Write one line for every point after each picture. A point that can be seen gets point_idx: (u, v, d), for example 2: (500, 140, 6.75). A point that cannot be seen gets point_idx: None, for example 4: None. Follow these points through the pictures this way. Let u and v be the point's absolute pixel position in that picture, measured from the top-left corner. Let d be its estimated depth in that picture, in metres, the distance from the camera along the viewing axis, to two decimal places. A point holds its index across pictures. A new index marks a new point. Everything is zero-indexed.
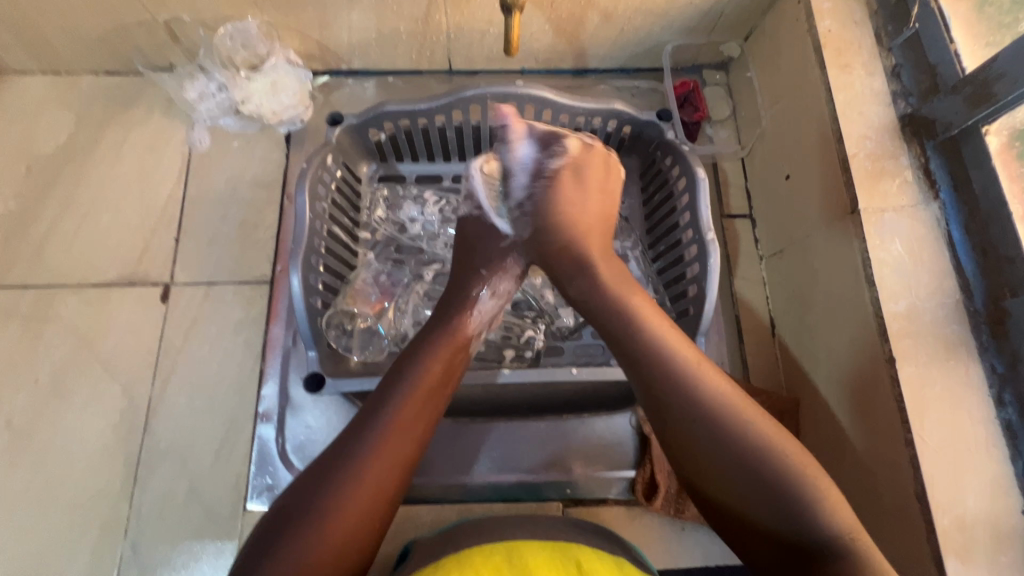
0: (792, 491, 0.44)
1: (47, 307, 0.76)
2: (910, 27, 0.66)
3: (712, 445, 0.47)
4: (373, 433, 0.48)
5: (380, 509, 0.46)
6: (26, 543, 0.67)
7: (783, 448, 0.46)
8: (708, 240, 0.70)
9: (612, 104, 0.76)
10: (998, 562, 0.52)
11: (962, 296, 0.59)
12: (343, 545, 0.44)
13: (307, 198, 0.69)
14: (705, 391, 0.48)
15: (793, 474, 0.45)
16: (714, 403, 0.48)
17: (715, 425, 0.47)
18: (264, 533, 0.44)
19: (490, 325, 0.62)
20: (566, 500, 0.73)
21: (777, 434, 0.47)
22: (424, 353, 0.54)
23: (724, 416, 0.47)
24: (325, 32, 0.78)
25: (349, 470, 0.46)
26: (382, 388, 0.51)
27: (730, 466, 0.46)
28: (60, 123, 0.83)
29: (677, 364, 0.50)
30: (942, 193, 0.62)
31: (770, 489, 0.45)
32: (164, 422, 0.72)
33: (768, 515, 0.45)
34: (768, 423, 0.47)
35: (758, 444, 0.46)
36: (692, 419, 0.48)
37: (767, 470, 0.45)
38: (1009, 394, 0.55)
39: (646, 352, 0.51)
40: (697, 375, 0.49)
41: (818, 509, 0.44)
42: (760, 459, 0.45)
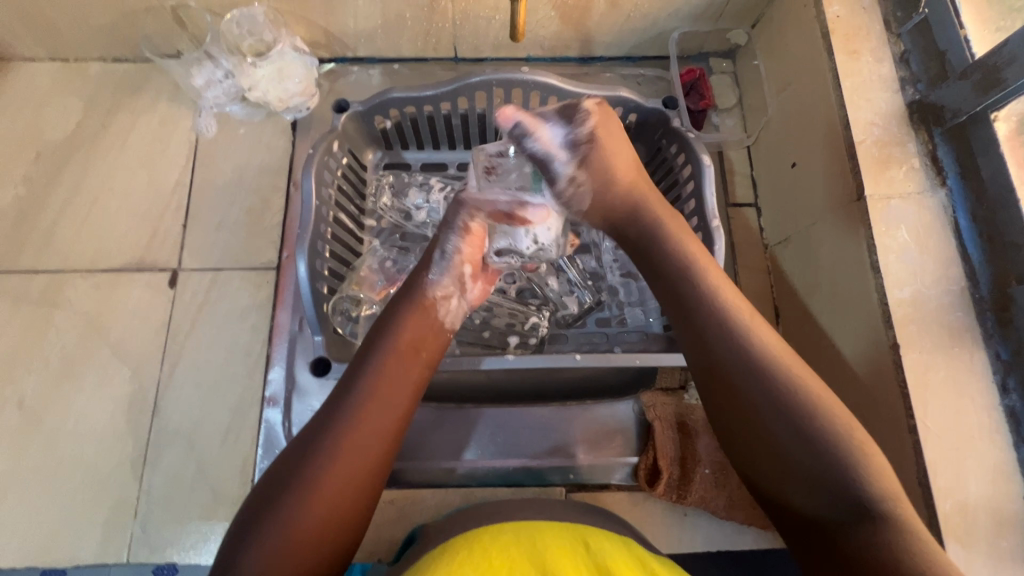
0: (834, 458, 0.44)
1: (57, 292, 0.76)
2: (919, 13, 0.66)
3: (768, 406, 0.46)
4: (345, 406, 0.49)
5: (363, 482, 0.47)
6: (38, 523, 0.68)
7: (835, 423, 0.45)
8: (714, 226, 0.70)
9: (618, 91, 0.76)
10: (998, 546, 0.52)
11: (968, 283, 0.59)
12: (326, 520, 0.45)
13: (313, 183, 0.70)
14: (755, 351, 0.48)
15: (838, 438, 0.45)
16: (766, 362, 0.48)
17: (766, 383, 0.47)
18: (241, 521, 0.45)
19: (464, 294, 0.60)
20: (569, 485, 0.73)
21: (831, 404, 0.46)
22: (392, 323, 0.55)
23: (777, 374, 0.47)
24: (331, 18, 0.78)
25: (325, 447, 0.47)
26: (351, 366, 0.52)
27: (779, 426, 0.46)
28: (68, 109, 0.84)
29: (729, 324, 0.50)
30: (949, 179, 0.62)
31: (815, 455, 0.44)
32: (172, 405, 0.73)
33: (812, 478, 0.44)
34: (820, 390, 0.47)
35: (812, 407, 0.46)
36: (745, 376, 0.48)
37: (814, 435, 0.45)
38: (1013, 380, 0.55)
39: (706, 315, 0.51)
40: (747, 335, 0.49)
41: (863, 478, 0.43)
42: (813, 420, 0.45)
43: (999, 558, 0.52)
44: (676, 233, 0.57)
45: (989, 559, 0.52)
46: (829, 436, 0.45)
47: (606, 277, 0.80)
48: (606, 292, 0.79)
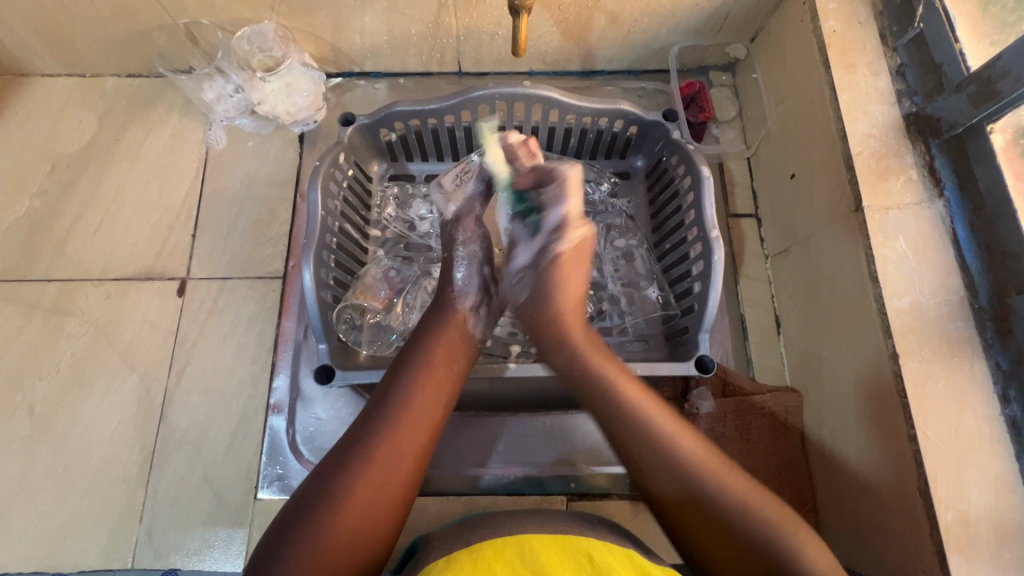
0: (739, 527, 0.48)
1: (68, 300, 0.78)
2: (914, 27, 0.67)
3: (677, 487, 0.50)
4: (386, 413, 0.51)
5: (393, 497, 0.49)
6: (45, 528, 0.69)
7: (739, 498, 0.49)
8: (713, 237, 0.70)
9: (619, 104, 0.78)
10: (1002, 558, 0.51)
11: (967, 293, 0.59)
12: (362, 527, 0.46)
13: (319, 194, 0.71)
14: (661, 430, 0.52)
15: (753, 515, 0.48)
16: (668, 442, 0.52)
17: (672, 466, 0.51)
18: (282, 519, 0.46)
19: (490, 301, 0.65)
20: (571, 495, 0.74)
21: (729, 478, 0.50)
22: (423, 342, 0.57)
23: (682, 456, 0.51)
24: (339, 35, 0.80)
25: (358, 460, 0.48)
26: (382, 383, 0.54)
27: (691, 503, 0.50)
28: (84, 123, 0.87)
29: (634, 413, 0.54)
30: (947, 190, 0.62)
31: (728, 528, 0.48)
32: (179, 412, 0.74)
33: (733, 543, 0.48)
34: (719, 466, 0.51)
35: (708, 482, 0.50)
36: (649, 456, 0.52)
37: (721, 508, 0.49)
38: (1014, 390, 0.55)
39: (617, 410, 0.54)
40: (644, 417, 0.53)
41: (780, 540, 0.47)
42: (718, 496, 0.49)
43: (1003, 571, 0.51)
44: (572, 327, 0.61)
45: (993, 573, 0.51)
46: (739, 515, 0.48)
47: (607, 287, 0.81)
48: (608, 301, 0.80)
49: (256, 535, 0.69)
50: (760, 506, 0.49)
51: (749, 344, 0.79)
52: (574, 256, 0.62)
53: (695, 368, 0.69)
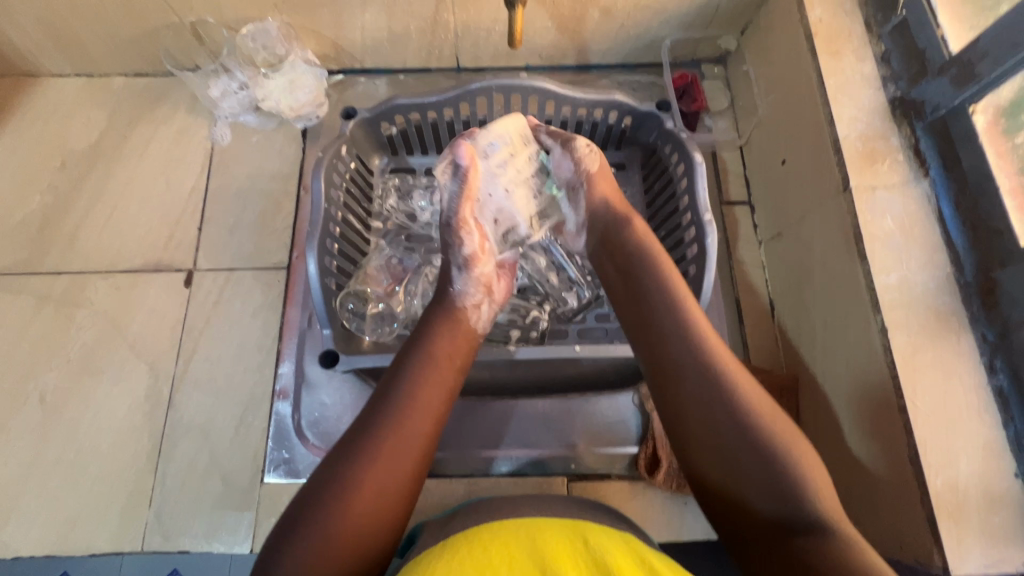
0: (773, 452, 0.48)
1: (78, 292, 0.80)
2: (897, 15, 0.69)
3: (723, 415, 0.50)
4: (390, 404, 0.52)
5: (400, 486, 0.50)
6: (57, 513, 0.70)
7: (773, 428, 0.49)
8: (705, 220, 0.72)
9: (614, 95, 0.80)
10: (990, 523, 0.53)
11: (953, 269, 0.61)
12: (369, 515, 0.48)
13: (323, 184, 0.73)
14: (710, 360, 0.52)
15: (786, 462, 0.48)
16: (719, 373, 0.51)
17: (720, 394, 0.50)
18: (294, 508, 0.48)
19: (492, 299, 0.66)
20: (571, 475, 0.75)
21: (763, 405, 0.50)
22: (423, 337, 0.59)
23: (734, 387, 0.51)
24: (340, 32, 0.83)
25: (367, 450, 0.50)
26: (385, 378, 0.55)
27: (732, 432, 0.49)
28: (92, 121, 0.89)
29: (694, 335, 0.54)
30: (932, 170, 0.64)
31: (767, 459, 0.48)
32: (186, 399, 0.75)
33: (753, 468, 0.48)
34: (756, 394, 0.51)
35: (751, 415, 0.49)
36: (693, 382, 0.52)
37: (757, 432, 0.49)
38: (1000, 361, 0.56)
39: (673, 327, 0.55)
40: (703, 340, 0.54)
41: (800, 475, 0.47)
42: (756, 426, 0.49)
43: (992, 535, 0.52)
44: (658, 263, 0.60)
45: (982, 537, 0.52)
46: (772, 451, 0.48)
47: None
48: None
49: (263, 518, 0.70)
50: (798, 449, 0.49)
51: (744, 327, 0.81)
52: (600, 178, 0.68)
53: None
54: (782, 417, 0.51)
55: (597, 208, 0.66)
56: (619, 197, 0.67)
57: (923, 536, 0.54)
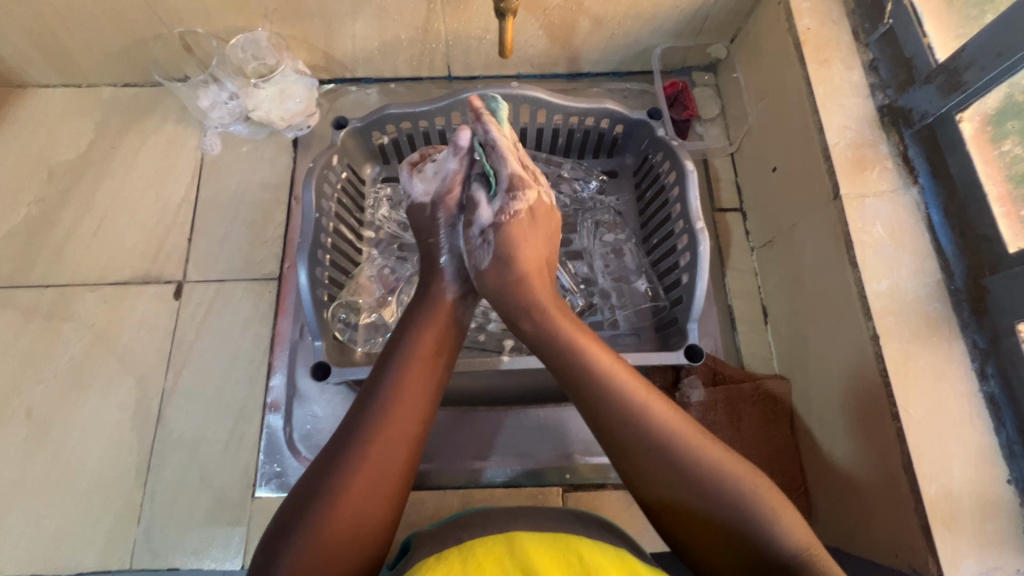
0: (723, 494, 0.47)
1: (66, 305, 0.79)
2: (884, 23, 0.69)
3: (658, 463, 0.49)
4: (377, 404, 0.52)
5: (392, 481, 0.50)
6: (43, 531, 0.69)
7: (713, 461, 0.49)
8: (697, 228, 0.72)
9: (604, 103, 0.80)
10: (984, 530, 0.53)
11: (943, 276, 0.61)
12: (361, 518, 0.47)
13: (313, 195, 0.73)
14: (635, 404, 0.51)
15: (744, 488, 0.48)
16: (642, 417, 0.51)
17: (653, 437, 0.50)
18: (284, 513, 0.47)
19: (478, 291, 0.67)
20: (566, 486, 0.74)
21: (705, 451, 0.49)
22: (410, 332, 0.58)
23: (654, 424, 0.50)
24: (331, 41, 0.82)
25: (357, 449, 0.49)
26: (372, 375, 0.55)
27: (673, 476, 0.48)
28: (80, 132, 0.88)
29: (613, 391, 0.52)
30: (921, 177, 0.64)
31: (719, 501, 0.47)
32: (176, 412, 0.74)
33: (699, 506, 0.48)
34: (689, 435, 0.50)
35: (683, 455, 0.49)
36: (626, 430, 0.51)
37: (690, 472, 0.48)
38: (991, 367, 0.56)
39: (598, 394, 0.52)
40: (619, 380, 0.53)
41: (749, 501, 0.47)
42: (697, 471, 0.48)
43: (986, 542, 0.52)
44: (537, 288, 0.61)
45: (976, 545, 0.52)
46: (722, 497, 0.47)
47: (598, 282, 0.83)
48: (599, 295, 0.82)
49: (255, 532, 0.69)
50: (755, 486, 0.48)
51: (737, 334, 0.81)
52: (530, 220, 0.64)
53: (684, 356, 0.71)
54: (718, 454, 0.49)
55: (509, 254, 0.62)
56: (538, 260, 0.63)
57: (916, 543, 0.54)
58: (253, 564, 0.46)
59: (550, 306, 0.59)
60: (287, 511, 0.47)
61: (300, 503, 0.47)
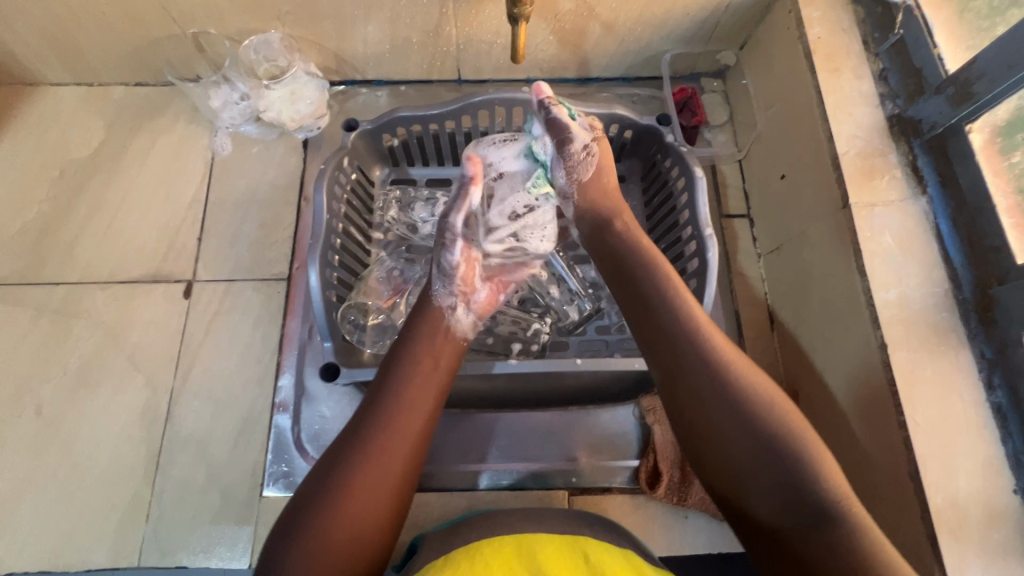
0: (783, 446, 0.47)
1: (76, 303, 0.79)
2: (895, 33, 0.70)
3: (732, 424, 0.49)
4: (380, 405, 0.53)
5: (392, 485, 0.50)
6: (53, 527, 0.70)
7: (771, 404, 0.49)
8: (706, 235, 0.72)
9: (614, 108, 0.81)
10: (990, 539, 0.53)
11: (951, 286, 0.61)
12: (364, 514, 0.48)
13: (325, 196, 0.73)
14: (721, 358, 0.52)
15: (803, 450, 0.47)
16: (713, 351, 0.52)
17: (738, 394, 0.50)
18: (291, 508, 0.48)
19: (469, 305, 0.66)
20: (572, 489, 0.75)
21: (785, 412, 0.49)
22: (412, 340, 0.59)
23: (723, 362, 0.51)
24: (342, 44, 0.83)
25: (360, 446, 0.50)
26: (376, 381, 0.55)
27: (742, 434, 0.48)
28: (92, 130, 0.88)
29: (692, 323, 0.54)
30: (929, 187, 0.65)
31: (773, 460, 0.47)
32: (185, 411, 0.75)
33: (746, 462, 0.48)
34: (773, 394, 0.50)
35: (746, 391, 0.50)
36: (694, 357, 0.52)
37: (748, 407, 0.49)
38: (998, 377, 0.57)
39: (668, 320, 0.55)
40: (709, 342, 0.53)
41: (800, 461, 0.47)
42: (774, 428, 0.48)
43: (991, 551, 0.53)
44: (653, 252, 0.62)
45: (982, 553, 0.53)
46: (792, 453, 0.47)
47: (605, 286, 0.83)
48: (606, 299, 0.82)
49: (263, 532, 0.69)
50: (816, 448, 0.48)
51: (744, 340, 0.81)
52: (601, 140, 0.71)
53: None
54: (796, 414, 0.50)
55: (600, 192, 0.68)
56: (611, 187, 0.69)
57: (923, 551, 0.55)
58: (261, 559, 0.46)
59: (649, 246, 0.62)
60: (295, 506, 0.48)
61: (308, 498, 0.48)
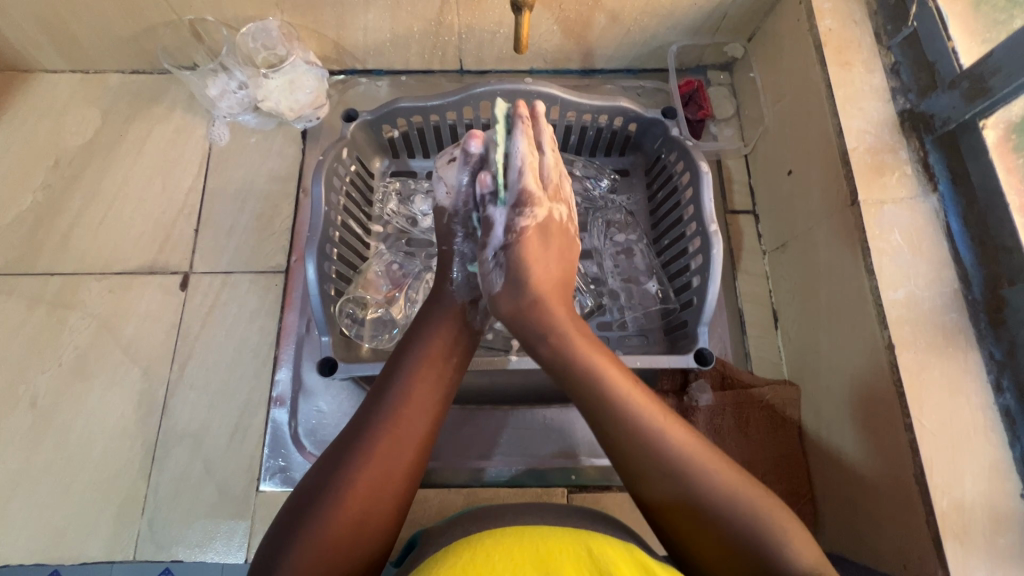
0: (724, 516, 0.47)
1: (71, 294, 0.78)
2: (908, 26, 0.68)
3: (677, 494, 0.48)
4: (388, 402, 0.52)
5: (396, 487, 0.49)
6: (48, 520, 0.69)
7: (685, 454, 0.49)
8: (711, 231, 0.71)
9: (619, 101, 0.79)
10: (996, 544, 0.52)
11: (960, 285, 0.60)
12: (365, 515, 0.47)
13: (323, 188, 0.72)
14: (645, 421, 0.50)
15: (749, 517, 0.47)
16: (653, 433, 0.50)
17: (667, 462, 0.49)
18: (293, 504, 0.48)
19: None
20: (572, 486, 0.74)
21: (718, 469, 0.49)
22: (420, 336, 0.58)
23: (643, 426, 0.50)
24: (342, 32, 0.81)
25: (366, 444, 0.49)
26: (380, 381, 0.54)
27: (692, 509, 0.48)
28: (87, 118, 0.87)
29: (625, 416, 0.51)
30: (940, 185, 0.63)
31: (738, 524, 0.47)
32: (181, 404, 0.74)
33: (694, 526, 0.48)
34: (708, 456, 0.49)
35: (696, 472, 0.48)
36: (635, 444, 0.50)
37: (694, 482, 0.48)
38: (1008, 380, 0.55)
39: (617, 415, 0.51)
40: (633, 410, 0.51)
41: (758, 520, 0.47)
42: (715, 500, 0.47)
43: (997, 557, 0.52)
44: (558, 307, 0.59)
45: (988, 558, 0.52)
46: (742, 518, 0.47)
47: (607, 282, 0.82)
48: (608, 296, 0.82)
49: (259, 526, 0.69)
50: (758, 509, 0.47)
51: (747, 338, 0.80)
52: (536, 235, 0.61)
53: (694, 360, 0.69)
54: (736, 477, 0.49)
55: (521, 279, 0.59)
56: (551, 280, 0.60)
57: (927, 556, 0.54)
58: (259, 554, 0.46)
59: (543, 296, 0.59)
60: (296, 503, 0.47)
61: (311, 493, 0.47)
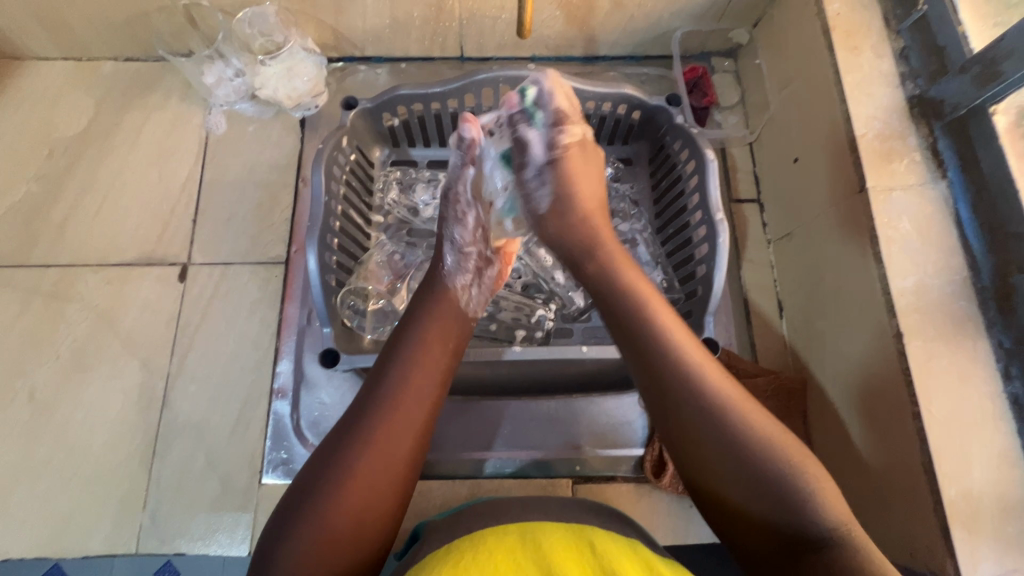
0: (756, 465, 0.46)
1: (68, 286, 0.77)
2: (919, 10, 0.67)
3: (712, 440, 0.47)
4: (384, 388, 0.51)
5: (396, 472, 0.48)
6: (48, 513, 0.69)
7: (723, 396, 0.49)
8: (717, 220, 0.70)
9: (623, 88, 0.78)
10: (1004, 532, 0.52)
11: (969, 273, 0.59)
12: (367, 501, 0.46)
13: (323, 177, 0.70)
14: (695, 369, 0.50)
15: (799, 480, 0.45)
16: (697, 377, 0.50)
17: (710, 404, 0.48)
18: (293, 494, 0.47)
19: (481, 282, 0.66)
20: (575, 478, 0.74)
21: (758, 419, 0.48)
22: (418, 322, 0.57)
23: (687, 362, 0.50)
24: (340, 17, 0.79)
25: (363, 431, 0.49)
26: (377, 366, 0.53)
27: (734, 465, 0.46)
28: (81, 107, 0.85)
29: (671, 354, 0.51)
30: (950, 171, 0.63)
31: (778, 488, 0.45)
32: (182, 397, 0.73)
33: (728, 475, 0.47)
34: (748, 407, 0.49)
35: (733, 415, 0.48)
36: (673, 381, 0.50)
37: (727, 427, 0.47)
38: (1016, 367, 0.55)
39: (651, 339, 0.52)
40: (681, 351, 0.51)
41: (799, 486, 0.45)
42: (755, 448, 0.46)
43: (1005, 544, 0.52)
44: (626, 266, 0.58)
45: (995, 545, 0.52)
46: (790, 479, 0.45)
47: None
48: None
49: (262, 518, 0.68)
50: (807, 471, 0.46)
51: (752, 328, 0.80)
52: (578, 153, 0.62)
53: None
54: (779, 428, 0.48)
55: (567, 192, 0.61)
56: (596, 200, 0.63)
57: (935, 545, 0.54)
58: (262, 546, 0.45)
59: (616, 255, 0.59)
60: (298, 492, 0.47)
61: (311, 483, 0.47)
